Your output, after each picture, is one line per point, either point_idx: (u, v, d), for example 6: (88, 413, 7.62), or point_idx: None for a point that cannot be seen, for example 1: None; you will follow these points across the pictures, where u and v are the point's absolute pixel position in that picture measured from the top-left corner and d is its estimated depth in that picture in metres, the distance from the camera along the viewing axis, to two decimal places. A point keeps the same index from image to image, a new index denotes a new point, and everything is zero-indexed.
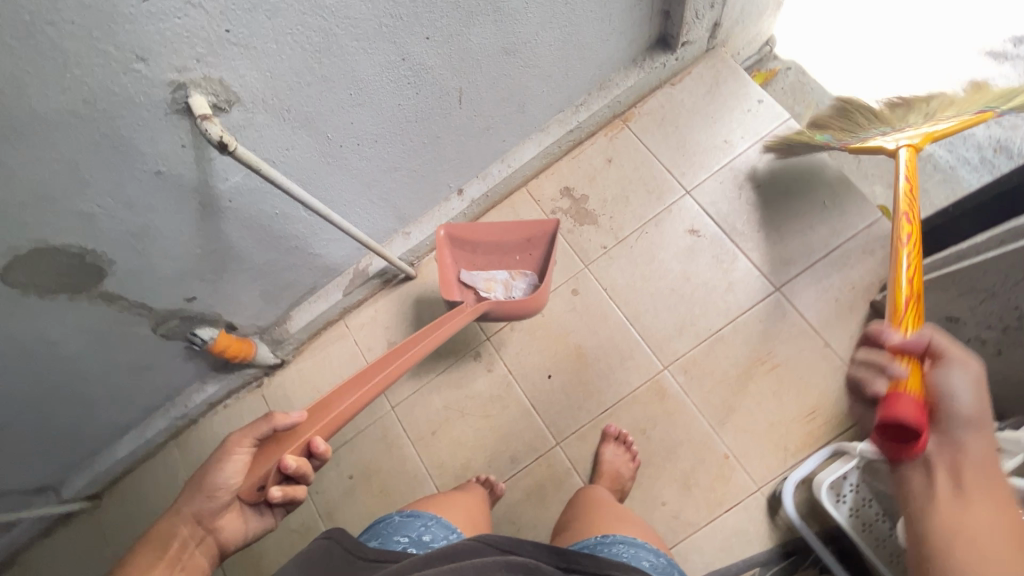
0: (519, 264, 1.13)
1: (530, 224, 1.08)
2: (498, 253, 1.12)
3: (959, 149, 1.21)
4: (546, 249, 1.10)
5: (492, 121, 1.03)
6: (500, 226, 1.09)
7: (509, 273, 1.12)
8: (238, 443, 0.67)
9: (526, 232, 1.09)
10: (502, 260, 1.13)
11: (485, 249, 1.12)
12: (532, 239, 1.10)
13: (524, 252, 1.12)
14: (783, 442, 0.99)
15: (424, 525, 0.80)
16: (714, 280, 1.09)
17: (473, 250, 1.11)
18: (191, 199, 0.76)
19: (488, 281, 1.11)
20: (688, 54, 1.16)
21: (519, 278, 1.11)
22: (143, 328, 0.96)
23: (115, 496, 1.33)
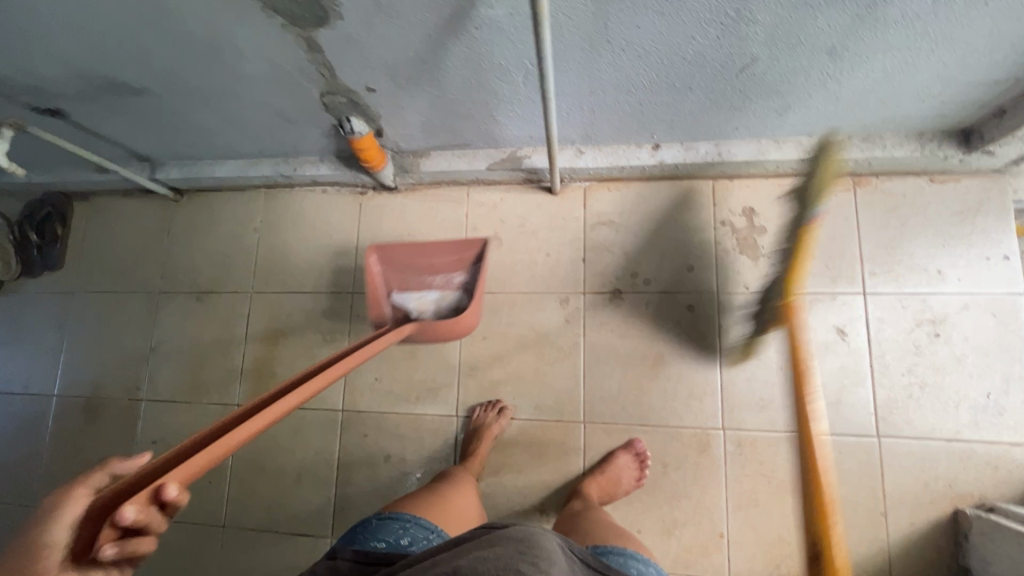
0: (454, 265, 1.16)
1: (463, 247, 1.13)
2: (429, 271, 1.17)
3: None
4: (476, 270, 1.15)
5: (746, 105, 0.90)
6: (429, 248, 1.13)
7: (438, 288, 1.17)
8: (56, 502, 0.42)
9: (450, 253, 1.14)
10: (416, 287, 1.18)
11: (400, 281, 1.17)
12: (452, 261, 1.15)
13: (459, 257, 1.15)
14: (779, 560, 0.98)
15: (402, 527, 0.83)
16: (826, 387, 1.02)
17: (396, 272, 1.17)
18: (448, 5, 0.69)
19: (420, 300, 1.16)
20: (975, 162, 0.99)
21: (443, 300, 1.17)
22: (314, 88, 0.92)
23: (194, 202, 1.38)
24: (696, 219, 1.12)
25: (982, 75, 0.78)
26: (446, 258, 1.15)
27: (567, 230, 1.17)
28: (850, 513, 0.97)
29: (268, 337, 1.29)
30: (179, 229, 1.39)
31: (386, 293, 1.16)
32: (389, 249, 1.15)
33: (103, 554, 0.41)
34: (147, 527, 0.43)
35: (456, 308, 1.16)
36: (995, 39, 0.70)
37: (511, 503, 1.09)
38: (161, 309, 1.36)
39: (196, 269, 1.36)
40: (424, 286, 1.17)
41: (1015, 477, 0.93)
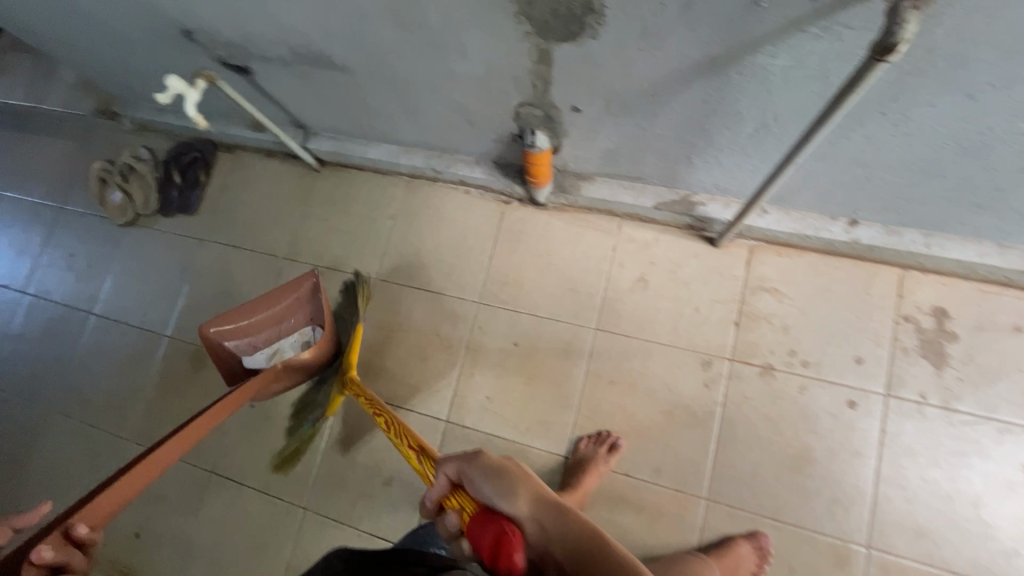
0: (299, 324, 1.17)
1: (277, 297, 1.13)
2: (273, 329, 1.16)
3: None
4: (317, 301, 1.14)
5: (994, 204, 0.79)
6: (258, 307, 1.13)
7: (294, 332, 1.16)
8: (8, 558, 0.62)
9: (291, 292, 1.13)
10: (275, 333, 1.17)
11: (260, 321, 1.14)
12: (296, 296, 1.14)
13: (300, 312, 1.17)
14: None
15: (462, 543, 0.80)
16: (1002, 532, 0.89)
17: (245, 335, 1.14)
18: (725, 47, 0.62)
19: (274, 349, 1.14)
20: None
21: (299, 337, 1.15)
22: (516, 97, 0.87)
23: (334, 176, 1.38)
24: (875, 309, 1.01)
25: None
26: (303, 287, 1.13)
27: (724, 288, 1.08)
28: None
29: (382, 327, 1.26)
30: (314, 200, 1.39)
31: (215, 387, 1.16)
32: (230, 315, 1.11)
33: (43, 554, 0.62)
34: (70, 561, 0.65)
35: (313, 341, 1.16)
36: None
37: None
38: (282, 275, 1.36)
39: (324, 242, 1.35)
40: (276, 328, 1.16)
41: None
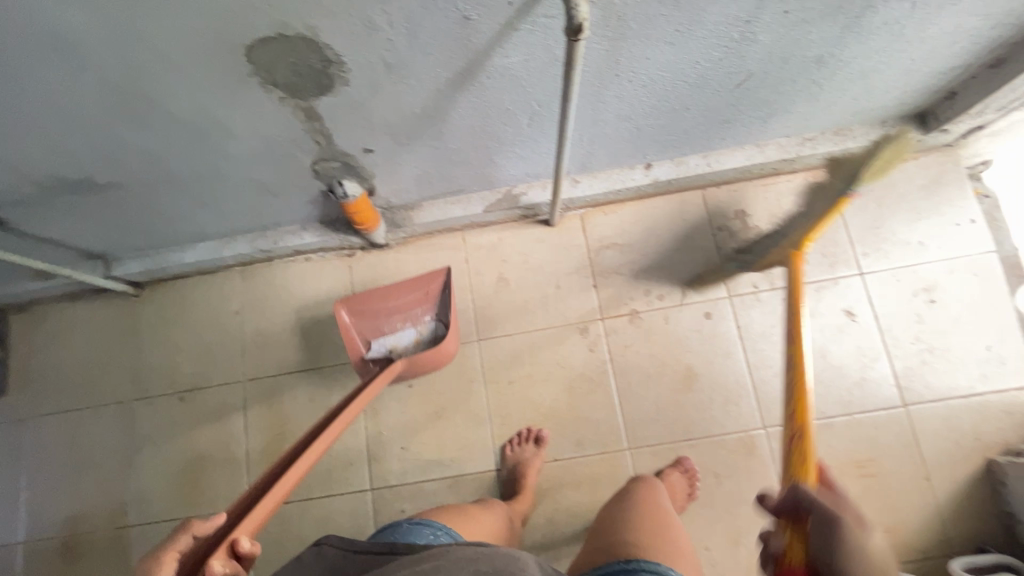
0: (429, 316, 1.15)
1: (426, 278, 1.11)
2: (395, 311, 1.14)
3: None
4: (443, 300, 1.12)
5: (739, 116, 0.94)
6: (392, 288, 1.11)
7: (415, 325, 1.15)
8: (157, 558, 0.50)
9: (423, 287, 1.12)
10: (408, 315, 1.15)
11: (387, 313, 1.14)
12: (434, 293, 1.13)
13: (435, 308, 1.15)
14: None
15: (431, 534, 0.79)
16: (848, 369, 1.06)
17: (374, 320, 1.14)
18: (463, 60, 0.67)
19: (395, 341, 1.14)
20: (932, 140, 1.08)
21: (426, 330, 1.15)
22: (306, 158, 0.86)
23: (158, 294, 1.26)
24: (695, 228, 1.15)
25: (942, 64, 0.86)
26: (439, 282, 1.12)
27: (573, 260, 1.16)
28: (898, 486, 1.01)
29: (273, 424, 1.18)
30: (145, 325, 1.25)
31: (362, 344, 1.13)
32: (356, 300, 1.12)
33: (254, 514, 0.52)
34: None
35: (429, 341, 1.14)
36: (953, 36, 0.78)
37: (573, 551, 1.04)
38: (139, 419, 1.21)
39: (173, 366, 1.23)
40: (397, 327, 1.16)
41: None
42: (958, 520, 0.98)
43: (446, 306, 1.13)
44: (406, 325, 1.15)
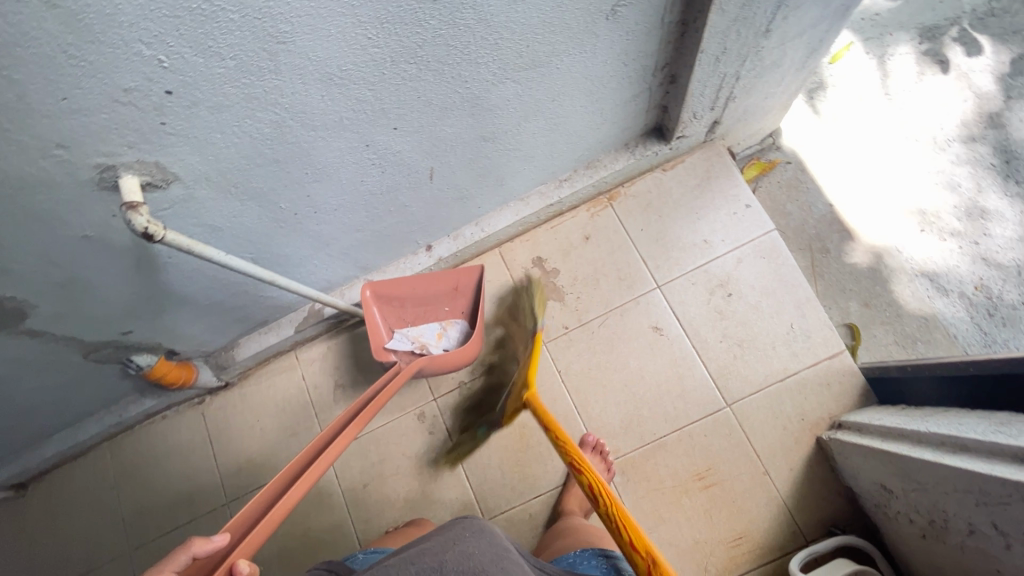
0: (453, 313, 1.15)
1: (455, 273, 1.10)
2: (425, 305, 1.13)
3: (941, 280, 1.19)
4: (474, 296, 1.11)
5: (470, 189, 0.98)
6: (424, 276, 1.10)
7: (438, 323, 1.14)
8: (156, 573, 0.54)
9: (452, 282, 1.11)
10: (432, 312, 1.15)
11: (414, 304, 1.13)
12: (464, 289, 1.12)
13: (460, 305, 1.14)
14: (705, 562, 0.99)
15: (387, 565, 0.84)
16: (668, 383, 1.07)
17: (398, 308, 1.13)
18: (125, 257, 0.73)
19: (418, 334, 1.13)
20: (683, 145, 1.12)
21: (449, 331, 1.13)
22: (73, 355, 0.92)
23: (41, 488, 1.32)
24: (501, 287, 1.18)
25: (620, 96, 0.91)
26: (472, 280, 1.10)
27: None
28: (741, 488, 1.00)
29: None
30: (34, 522, 1.30)
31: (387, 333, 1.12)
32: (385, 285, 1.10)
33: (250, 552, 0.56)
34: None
35: (459, 342, 1.12)
36: (596, 81, 0.83)
37: None
38: None
39: (64, 554, 1.27)
40: (425, 320, 1.14)
41: (847, 385, 1.01)
42: (803, 507, 0.98)
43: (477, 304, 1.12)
44: (434, 323, 1.13)
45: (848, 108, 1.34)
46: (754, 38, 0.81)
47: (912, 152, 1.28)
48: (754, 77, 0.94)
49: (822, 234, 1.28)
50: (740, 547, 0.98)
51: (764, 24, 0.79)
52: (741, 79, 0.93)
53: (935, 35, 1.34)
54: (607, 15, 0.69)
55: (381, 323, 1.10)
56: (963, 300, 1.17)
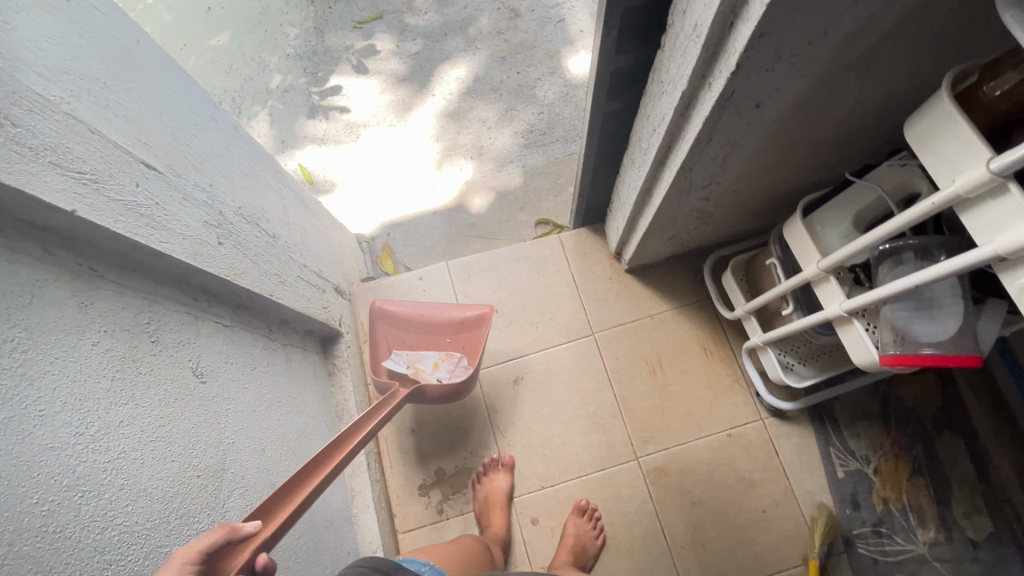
0: (454, 346, 1.12)
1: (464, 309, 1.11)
2: (429, 334, 1.12)
3: (514, 155, 1.60)
4: (473, 334, 1.11)
5: (329, 560, 0.84)
6: (437, 308, 1.12)
7: (439, 352, 1.11)
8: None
9: (459, 316, 1.12)
10: (434, 341, 1.13)
11: (420, 327, 1.13)
12: (470, 324, 1.11)
13: (462, 340, 1.12)
14: (724, 381, 1.12)
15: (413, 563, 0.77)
16: (568, 380, 1.15)
17: (405, 330, 1.12)
18: None
19: (416, 357, 1.10)
20: (348, 319, 1.17)
21: (447, 362, 1.10)
22: None
23: None
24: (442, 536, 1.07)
25: (283, 372, 0.88)
26: (480, 323, 1.10)
27: None
28: (663, 338, 1.16)
29: None
30: None
31: (384, 348, 1.11)
32: (392, 306, 1.11)
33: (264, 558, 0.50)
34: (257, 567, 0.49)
35: (457, 372, 1.08)
36: (262, 396, 0.79)
37: None
38: None
39: None
40: (435, 345, 1.13)
41: (587, 241, 1.25)
42: (683, 294, 1.18)
43: (476, 344, 1.09)
44: (434, 352, 1.11)
45: (360, 178, 1.60)
46: (274, 248, 0.89)
47: (410, 146, 1.63)
48: (307, 248, 1.03)
49: (459, 225, 1.52)
50: (712, 350, 1.14)
51: (267, 239, 0.86)
52: (305, 260, 1.00)
53: (321, 113, 1.69)
54: (201, 381, 0.65)
55: (377, 337, 1.10)
56: (532, 146, 1.60)
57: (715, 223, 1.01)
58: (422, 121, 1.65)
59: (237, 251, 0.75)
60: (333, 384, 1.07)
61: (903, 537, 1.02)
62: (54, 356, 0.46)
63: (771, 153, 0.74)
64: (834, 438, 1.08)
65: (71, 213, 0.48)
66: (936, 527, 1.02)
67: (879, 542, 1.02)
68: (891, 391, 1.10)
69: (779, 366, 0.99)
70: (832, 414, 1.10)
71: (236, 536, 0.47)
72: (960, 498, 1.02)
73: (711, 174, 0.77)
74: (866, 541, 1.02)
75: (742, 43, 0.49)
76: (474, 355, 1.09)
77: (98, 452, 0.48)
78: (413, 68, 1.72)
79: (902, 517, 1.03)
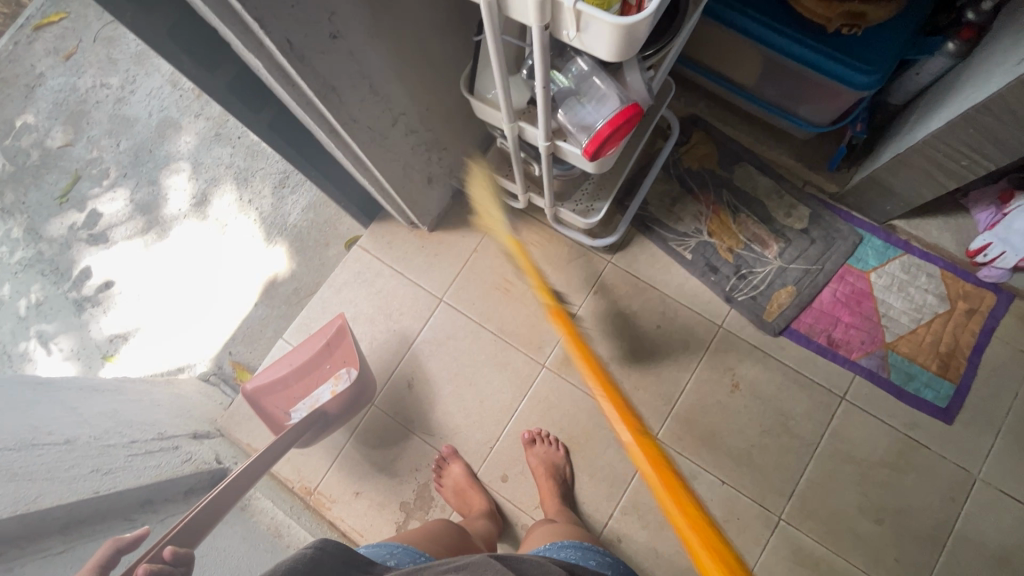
0: (337, 366, 1.09)
1: (319, 331, 1.08)
2: (309, 373, 1.09)
3: (288, 205, 1.55)
4: (343, 344, 1.08)
5: None
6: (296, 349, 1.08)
7: (329, 380, 1.08)
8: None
9: (321, 339, 1.08)
10: (318, 374, 1.09)
11: (298, 374, 1.09)
12: (334, 338, 1.08)
13: (338, 355, 1.09)
14: (563, 256, 1.19)
15: (391, 552, 0.78)
16: (449, 349, 1.17)
17: (288, 386, 1.09)
18: None
19: (313, 398, 1.07)
20: (228, 452, 1.11)
21: (338, 382, 1.06)
22: None
23: None
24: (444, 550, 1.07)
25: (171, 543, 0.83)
26: (340, 332, 1.07)
27: None
28: (495, 260, 1.20)
29: None
30: None
31: (280, 413, 1.08)
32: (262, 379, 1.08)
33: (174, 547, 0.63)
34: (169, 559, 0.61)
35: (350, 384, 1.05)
36: None
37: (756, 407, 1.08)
38: None
39: None
40: (322, 378, 1.09)
41: (382, 231, 1.25)
42: (485, 215, 1.22)
43: (350, 351, 1.07)
44: (323, 384, 1.08)
45: (170, 325, 1.50)
46: (74, 453, 0.82)
47: (191, 266, 1.54)
48: (126, 424, 0.96)
49: (285, 298, 1.47)
50: (536, 239, 1.20)
51: (59, 447, 0.80)
52: (128, 435, 0.94)
53: (89, 300, 1.55)
54: None
55: (268, 415, 1.07)
56: (297, 187, 1.56)
57: (451, 144, 1.05)
58: (185, 238, 1.56)
59: (16, 484, 0.69)
60: (251, 514, 1.02)
61: (760, 264, 1.14)
62: None
63: (408, 62, 0.77)
64: (667, 232, 1.17)
65: None
66: (776, 239, 1.15)
67: (748, 282, 1.13)
68: (681, 166, 1.20)
69: (579, 213, 1.06)
70: (654, 216, 1.19)
71: (124, 545, 0.64)
72: (776, 206, 1.17)
73: (383, 111, 0.80)
74: (740, 289, 1.13)
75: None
76: (356, 360, 1.06)
77: None
78: (143, 199, 1.61)
79: (750, 251, 1.15)
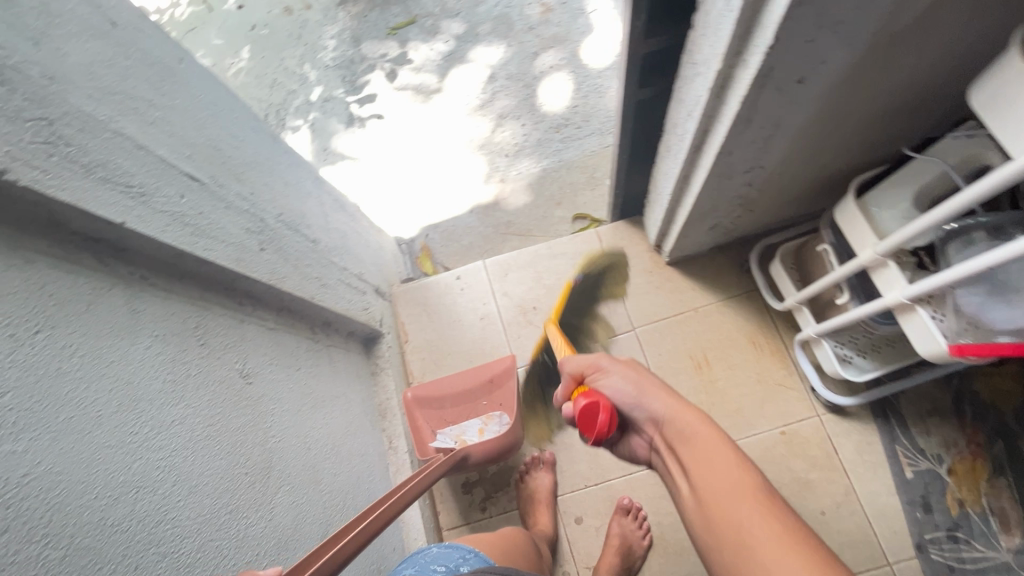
0: (492, 406, 1.10)
1: (487, 366, 1.08)
2: (464, 401, 1.10)
3: (549, 150, 1.58)
4: (505, 390, 1.09)
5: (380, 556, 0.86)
6: (462, 372, 1.09)
7: (480, 417, 1.09)
8: None
9: (486, 374, 1.09)
10: (472, 407, 1.10)
11: (453, 401, 1.10)
12: (499, 379, 1.09)
13: (496, 397, 1.10)
14: (775, 377, 1.07)
15: (461, 556, 0.77)
16: None
17: (443, 407, 1.09)
18: None
19: (461, 431, 1.08)
20: (388, 320, 1.19)
21: (491, 423, 1.07)
22: None
23: None
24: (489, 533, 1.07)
25: (325, 371, 0.91)
26: (508, 374, 1.08)
27: None
28: (708, 332, 1.12)
29: None
30: None
31: (427, 431, 1.07)
32: (422, 390, 1.08)
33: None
34: None
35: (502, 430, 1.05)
36: (305, 395, 0.81)
37: None
38: None
39: None
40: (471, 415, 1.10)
41: (624, 233, 1.22)
42: (727, 285, 1.13)
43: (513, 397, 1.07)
44: (475, 420, 1.09)
45: (399, 181, 1.63)
46: (313, 253, 0.91)
47: (444, 147, 1.64)
48: (346, 250, 1.06)
49: (495, 224, 1.52)
50: (760, 342, 1.09)
51: (307, 242, 0.90)
52: (343, 262, 1.03)
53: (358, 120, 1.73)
54: (246, 381, 0.68)
55: (421, 426, 1.06)
56: (567, 141, 1.57)
57: (760, 211, 0.97)
58: (455, 121, 1.66)
59: (276, 257, 0.78)
60: (376, 383, 1.10)
61: (985, 543, 0.91)
62: (109, 360, 0.48)
63: (818, 132, 0.69)
64: (901, 435, 1.01)
65: (122, 224, 0.51)
66: None
67: (957, 549, 0.92)
68: (968, 383, 0.99)
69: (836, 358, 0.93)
70: (898, 409, 1.02)
71: None
72: None
73: (753, 158, 0.74)
74: (940, 547, 0.93)
75: (780, 13, 0.47)
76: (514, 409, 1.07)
77: (153, 449, 0.50)
78: (446, 69, 1.73)
79: (983, 522, 0.92)
